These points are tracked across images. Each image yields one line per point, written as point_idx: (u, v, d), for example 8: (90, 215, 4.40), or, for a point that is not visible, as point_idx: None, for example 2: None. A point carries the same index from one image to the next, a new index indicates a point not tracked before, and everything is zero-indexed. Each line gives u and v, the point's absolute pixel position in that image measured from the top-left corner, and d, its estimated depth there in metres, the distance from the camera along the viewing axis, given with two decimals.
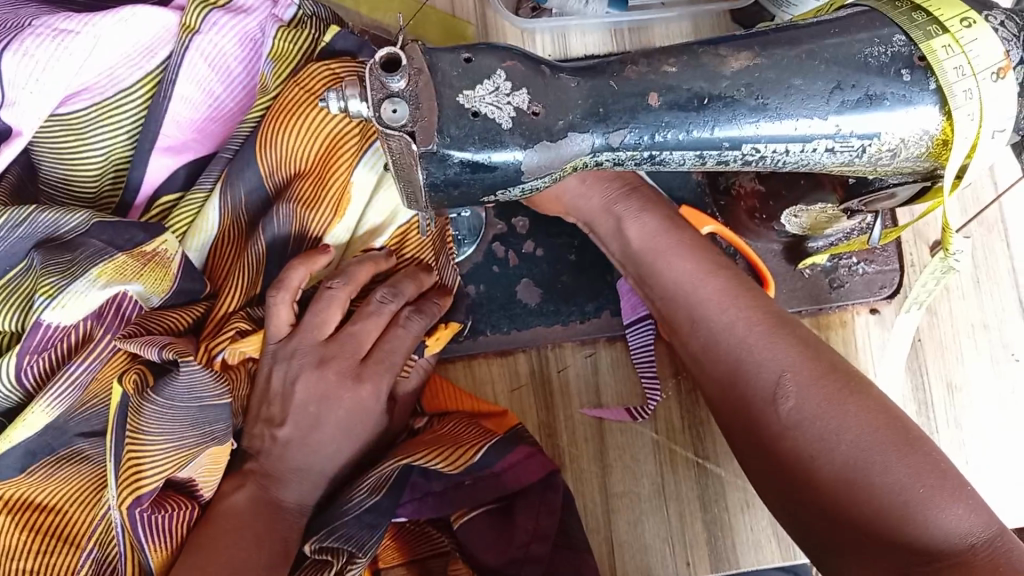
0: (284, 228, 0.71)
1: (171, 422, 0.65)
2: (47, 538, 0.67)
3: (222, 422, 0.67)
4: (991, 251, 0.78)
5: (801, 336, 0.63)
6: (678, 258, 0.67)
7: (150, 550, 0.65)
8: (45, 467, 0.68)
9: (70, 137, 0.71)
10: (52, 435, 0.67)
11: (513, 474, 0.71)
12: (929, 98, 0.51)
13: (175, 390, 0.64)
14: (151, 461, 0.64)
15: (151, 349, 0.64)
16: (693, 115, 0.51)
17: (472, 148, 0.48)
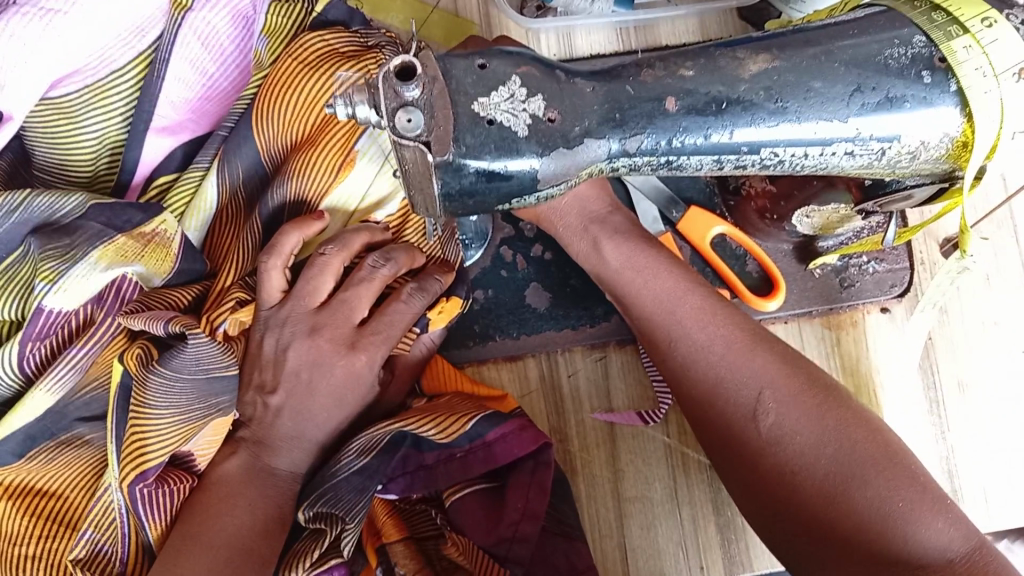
0: (279, 201, 0.70)
1: (178, 394, 0.64)
2: (47, 523, 0.68)
3: (224, 397, 0.66)
4: (1001, 250, 0.79)
5: (781, 352, 0.63)
6: (656, 276, 0.67)
7: (150, 529, 0.66)
8: (44, 453, 0.68)
9: (62, 120, 0.68)
10: (53, 420, 0.67)
11: (503, 446, 0.70)
12: (949, 99, 0.49)
13: (182, 362, 0.63)
14: (155, 436, 0.64)
15: (158, 324, 0.63)
16: (711, 120, 0.50)
17: (488, 157, 0.47)
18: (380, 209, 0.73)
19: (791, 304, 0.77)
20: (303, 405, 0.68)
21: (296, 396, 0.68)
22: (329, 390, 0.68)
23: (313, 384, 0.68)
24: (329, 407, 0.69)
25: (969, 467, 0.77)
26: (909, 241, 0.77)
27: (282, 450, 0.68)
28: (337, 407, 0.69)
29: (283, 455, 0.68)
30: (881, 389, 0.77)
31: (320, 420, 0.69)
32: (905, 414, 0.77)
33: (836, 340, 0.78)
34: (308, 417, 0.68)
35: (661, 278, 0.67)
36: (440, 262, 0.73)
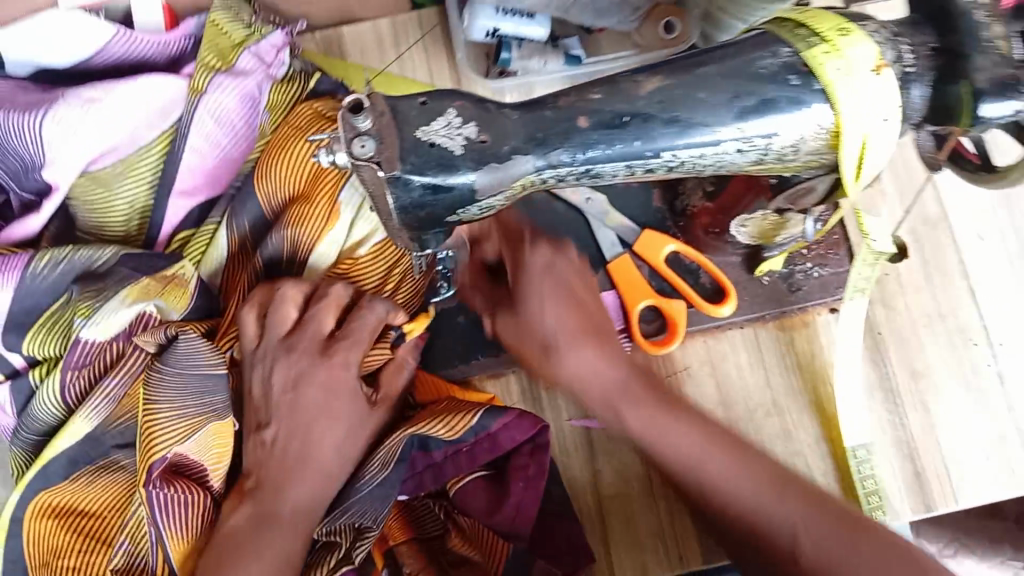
0: (277, 248, 0.80)
1: (177, 389, 0.72)
2: (85, 539, 0.75)
3: (219, 396, 0.74)
4: (939, 248, 0.85)
5: (807, 490, 0.66)
6: (670, 411, 0.70)
7: (168, 538, 0.71)
8: (86, 475, 0.77)
9: (98, 190, 0.81)
10: (91, 445, 0.77)
11: (506, 434, 0.76)
12: (818, 97, 0.59)
13: (176, 358, 0.72)
14: (163, 433, 0.71)
15: (160, 332, 0.73)
16: (617, 131, 0.60)
17: (431, 172, 0.58)
18: (361, 247, 0.81)
19: (745, 310, 0.83)
20: (307, 423, 0.74)
21: (304, 418, 0.74)
22: (327, 407, 0.74)
23: (300, 401, 0.74)
24: (333, 429, 0.74)
25: (931, 451, 0.81)
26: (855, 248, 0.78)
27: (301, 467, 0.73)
28: (337, 427, 0.74)
29: (298, 486, 0.72)
30: (834, 377, 0.82)
31: (326, 437, 0.74)
32: (858, 407, 0.81)
33: (789, 340, 0.84)
34: (316, 435, 0.74)
35: (685, 434, 0.69)
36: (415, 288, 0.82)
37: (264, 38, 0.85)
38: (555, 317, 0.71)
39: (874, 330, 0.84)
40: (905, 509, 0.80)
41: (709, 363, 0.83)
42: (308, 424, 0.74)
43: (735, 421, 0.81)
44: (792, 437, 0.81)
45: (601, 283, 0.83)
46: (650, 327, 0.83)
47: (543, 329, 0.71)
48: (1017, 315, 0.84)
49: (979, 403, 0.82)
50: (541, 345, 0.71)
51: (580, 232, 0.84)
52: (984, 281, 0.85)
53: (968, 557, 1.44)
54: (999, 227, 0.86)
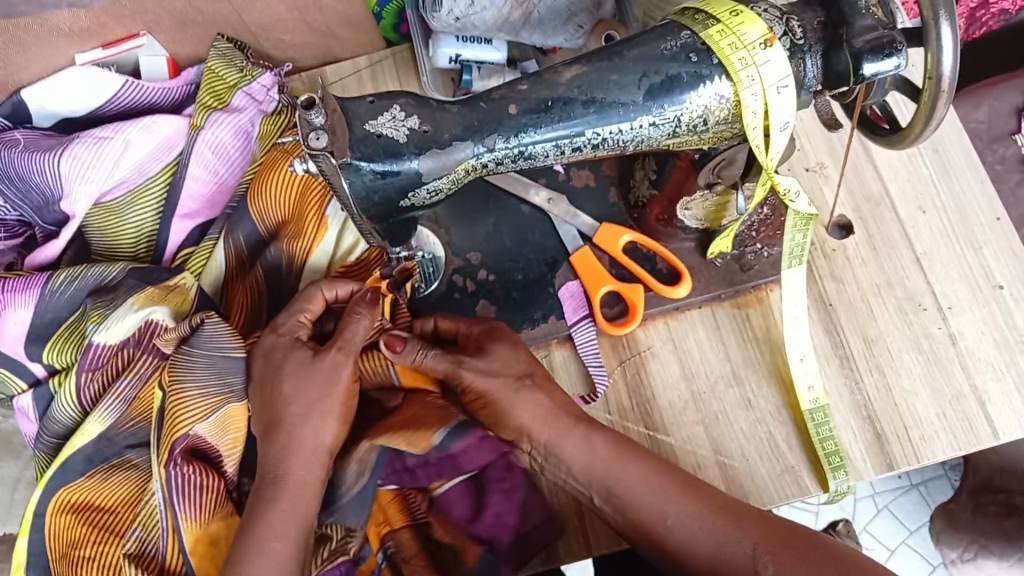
0: (276, 261, 0.88)
1: (204, 369, 0.78)
2: (100, 531, 0.80)
3: (238, 375, 0.79)
4: (883, 222, 0.91)
5: (758, 514, 0.69)
6: (630, 457, 0.73)
7: (183, 519, 0.76)
8: (100, 472, 0.82)
9: (109, 216, 0.91)
10: (104, 445, 0.82)
11: (466, 457, 0.78)
12: (716, 71, 0.66)
13: (201, 339, 0.78)
14: (185, 411, 0.77)
15: (183, 324, 0.79)
16: (543, 115, 0.68)
17: (379, 159, 0.66)
18: (349, 254, 0.89)
19: (701, 290, 0.89)
20: (267, 382, 0.76)
21: (263, 387, 0.76)
22: (281, 369, 0.75)
23: (255, 375, 0.77)
24: (289, 380, 0.74)
25: (890, 410, 0.85)
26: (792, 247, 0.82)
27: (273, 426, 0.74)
28: (290, 378, 0.74)
29: (276, 440, 0.73)
30: (786, 347, 0.87)
31: (283, 391, 0.74)
32: (813, 370, 0.86)
33: (745, 317, 0.89)
34: (279, 386, 0.75)
35: (638, 467, 0.72)
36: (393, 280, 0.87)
37: (254, 79, 0.95)
38: (526, 357, 0.78)
39: (826, 303, 0.89)
40: (869, 470, 0.83)
41: (670, 342, 0.89)
42: (265, 388, 0.76)
43: (699, 392, 0.87)
44: (753, 406, 0.86)
45: (565, 274, 0.90)
46: (612, 311, 0.90)
47: (516, 367, 0.77)
48: (964, 282, 0.89)
49: (933, 364, 0.86)
50: (519, 375, 0.77)
51: (544, 230, 0.92)
52: (931, 250, 0.90)
53: (989, 559, 1.36)
54: (939, 201, 0.92)
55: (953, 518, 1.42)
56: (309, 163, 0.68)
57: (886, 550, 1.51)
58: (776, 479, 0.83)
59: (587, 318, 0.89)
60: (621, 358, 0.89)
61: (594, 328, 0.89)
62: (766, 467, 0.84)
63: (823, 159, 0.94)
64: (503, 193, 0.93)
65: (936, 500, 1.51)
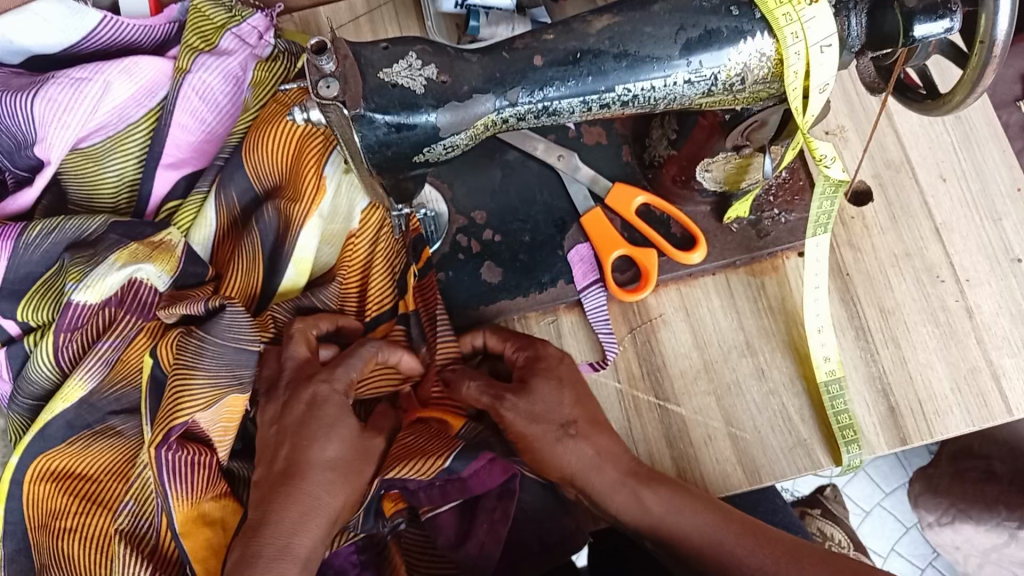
0: (272, 224, 0.82)
1: (215, 357, 0.73)
2: (82, 501, 0.76)
3: (250, 370, 0.75)
4: (902, 189, 0.89)
5: (820, 555, 0.68)
6: (696, 510, 0.71)
7: (173, 499, 0.71)
8: (81, 440, 0.77)
9: (88, 163, 0.85)
10: (87, 411, 0.77)
11: (476, 480, 0.74)
12: (758, 25, 0.61)
13: (219, 327, 0.74)
14: (192, 395, 0.72)
15: (198, 304, 0.75)
16: (570, 68, 0.63)
17: (394, 111, 0.61)
18: (352, 218, 0.83)
19: (715, 257, 0.86)
20: (298, 433, 0.70)
21: (293, 436, 0.70)
22: (318, 428, 0.70)
23: (288, 423, 0.71)
24: (333, 442, 0.69)
25: (902, 384, 0.83)
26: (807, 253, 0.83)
27: (288, 480, 0.68)
28: (330, 437, 0.69)
29: (291, 502, 0.67)
30: (803, 317, 0.84)
31: (319, 446, 0.69)
32: (825, 339, 0.83)
33: (760, 285, 0.86)
34: (306, 443, 0.69)
35: (700, 512, 0.70)
36: (384, 244, 0.84)
37: (245, 20, 0.88)
38: (572, 398, 0.74)
39: (843, 272, 0.87)
40: (881, 444, 0.82)
41: (683, 310, 0.86)
42: (301, 441, 0.69)
43: (711, 362, 0.84)
44: (766, 376, 0.84)
45: (575, 236, 0.86)
46: (624, 276, 0.86)
47: (561, 413, 0.73)
48: (984, 254, 0.87)
49: (949, 338, 0.84)
50: (559, 424, 0.72)
51: (552, 188, 0.88)
52: (950, 219, 0.88)
53: (966, 523, 1.33)
54: (959, 168, 0.89)
55: (932, 483, 1.40)
56: (313, 112, 0.63)
57: (861, 510, 1.49)
58: (788, 452, 0.81)
59: (597, 283, 0.86)
60: (631, 325, 0.86)
61: (604, 294, 0.85)
62: (777, 440, 0.81)
63: (843, 122, 0.90)
64: (509, 148, 0.88)
65: (913, 463, 1.49)
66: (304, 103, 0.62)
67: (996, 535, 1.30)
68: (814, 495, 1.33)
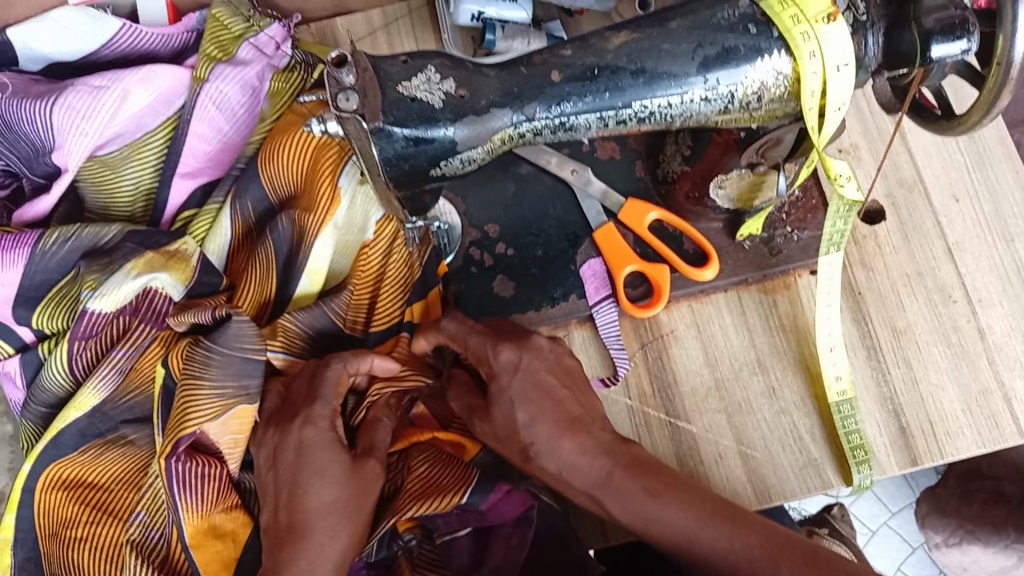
0: (286, 234, 0.82)
1: (221, 367, 0.73)
2: (94, 510, 0.76)
3: (255, 379, 0.74)
4: (915, 208, 0.89)
5: (799, 546, 0.64)
6: (671, 503, 0.67)
7: (183, 511, 0.72)
8: (93, 448, 0.77)
9: (105, 171, 0.86)
10: (100, 418, 0.77)
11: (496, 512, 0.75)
12: (775, 44, 0.62)
13: (227, 337, 0.74)
14: (197, 407, 0.72)
15: (205, 313, 0.75)
16: (588, 84, 0.64)
17: (413, 125, 0.61)
18: (366, 231, 0.84)
19: (727, 274, 0.86)
20: (293, 481, 0.69)
21: (288, 485, 0.69)
22: (307, 474, 0.69)
23: (281, 471, 0.70)
24: (322, 485, 0.68)
25: (913, 404, 0.83)
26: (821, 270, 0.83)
27: (291, 532, 0.67)
28: (322, 481, 0.69)
29: (302, 548, 0.66)
30: (814, 336, 0.84)
31: (314, 493, 0.68)
32: (836, 358, 0.83)
33: (772, 303, 0.86)
34: (301, 491, 0.68)
35: (672, 501, 0.67)
36: (397, 261, 0.84)
37: (262, 31, 0.89)
38: (527, 416, 0.72)
39: (855, 291, 0.87)
40: (893, 464, 0.81)
41: (694, 326, 0.86)
42: (295, 486, 0.69)
43: (723, 379, 0.84)
44: (777, 395, 0.83)
45: (588, 251, 0.87)
46: (636, 291, 0.86)
47: (522, 436, 0.72)
48: (996, 274, 0.87)
49: (961, 359, 0.84)
50: (520, 447, 0.72)
51: (565, 202, 0.88)
52: (962, 240, 0.88)
53: (973, 545, 1.32)
54: (972, 188, 0.90)
55: (940, 503, 1.38)
56: (330, 124, 0.63)
57: (867, 530, 1.48)
58: (798, 471, 0.81)
59: (609, 298, 0.86)
60: (642, 340, 0.86)
61: (616, 309, 0.85)
62: (787, 459, 0.81)
63: (857, 140, 0.90)
64: (522, 161, 0.88)
65: (920, 484, 1.48)
66: (322, 115, 0.63)
67: (1005, 558, 1.29)
68: (822, 514, 1.32)
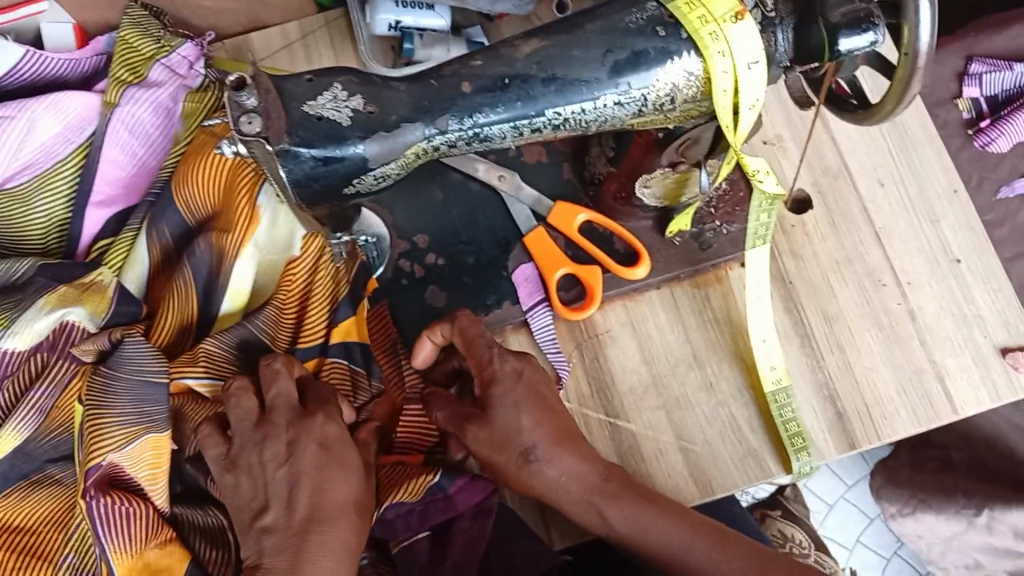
0: (205, 259, 0.80)
1: (121, 395, 0.71)
2: (19, 555, 0.72)
3: (158, 406, 0.72)
4: (841, 195, 0.90)
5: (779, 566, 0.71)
6: (668, 523, 0.71)
7: (111, 552, 0.70)
8: (17, 492, 0.75)
9: (13, 203, 0.82)
10: (23, 460, 0.75)
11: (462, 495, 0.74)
12: (684, 45, 0.61)
13: (119, 361, 0.72)
14: (104, 436, 0.70)
15: (103, 340, 0.74)
16: (499, 94, 0.63)
17: (320, 144, 0.60)
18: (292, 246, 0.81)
19: (659, 271, 0.86)
20: (313, 480, 0.68)
21: (309, 480, 0.68)
22: (331, 471, 0.68)
23: (297, 468, 0.68)
24: (343, 486, 0.68)
25: (847, 389, 0.84)
26: (748, 259, 0.84)
27: (316, 525, 0.66)
28: (347, 477, 0.69)
29: (327, 541, 0.66)
30: (749, 329, 0.84)
31: (338, 492, 0.68)
32: (770, 348, 0.83)
33: (705, 297, 0.87)
34: (328, 486, 0.68)
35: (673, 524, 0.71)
36: (324, 276, 0.81)
37: (173, 50, 0.86)
38: (531, 419, 0.71)
39: (786, 281, 0.87)
40: (831, 450, 0.82)
41: (630, 326, 0.85)
42: (314, 487, 0.67)
43: (660, 376, 0.84)
44: (714, 389, 0.84)
45: (519, 256, 0.86)
46: (569, 294, 0.86)
47: (522, 440, 0.70)
48: (924, 256, 0.88)
49: (894, 342, 0.85)
50: (520, 451, 0.70)
51: (494, 208, 0.87)
52: (889, 224, 0.89)
53: (927, 512, 1.31)
54: (897, 173, 0.91)
55: (893, 474, 1.36)
56: (240, 146, 0.61)
57: (824, 505, 1.43)
58: (739, 463, 0.81)
59: (543, 303, 0.85)
60: (578, 340, 0.85)
61: (550, 313, 0.85)
62: (728, 452, 0.82)
63: (781, 132, 0.91)
64: (450, 169, 0.87)
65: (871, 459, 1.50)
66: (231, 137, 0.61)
67: (956, 523, 1.28)
68: (774, 496, 1.32)
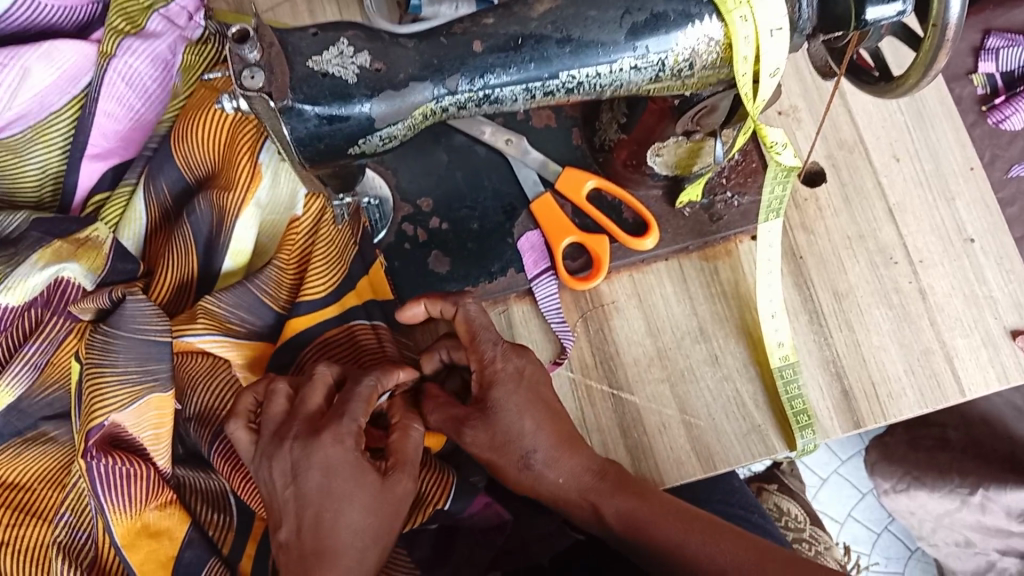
0: (205, 217, 0.78)
1: (122, 353, 0.70)
2: (14, 511, 0.71)
3: (162, 364, 0.71)
4: (855, 169, 0.88)
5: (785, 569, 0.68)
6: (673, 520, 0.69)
7: (110, 512, 0.69)
8: (11, 449, 0.74)
9: (8, 155, 0.80)
10: (17, 417, 0.74)
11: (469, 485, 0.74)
12: (705, 8, 0.59)
13: (123, 318, 0.71)
14: (105, 396, 0.69)
15: (102, 297, 0.71)
16: (512, 54, 0.60)
17: (326, 102, 0.58)
18: (294, 206, 0.80)
19: (668, 243, 0.84)
20: (320, 501, 0.62)
21: (314, 506, 0.62)
22: (344, 493, 0.62)
23: (304, 488, 0.62)
24: (354, 507, 0.62)
25: (854, 367, 0.82)
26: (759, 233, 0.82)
27: (319, 560, 0.61)
28: (355, 505, 0.62)
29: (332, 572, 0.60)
30: (756, 303, 0.83)
31: (346, 514, 0.62)
32: (776, 323, 0.82)
33: (713, 270, 0.85)
34: (340, 514, 0.62)
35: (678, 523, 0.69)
36: (327, 239, 0.80)
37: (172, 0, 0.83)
38: (535, 424, 0.70)
39: (797, 256, 0.85)
40: (837, 429, 0.81)
41: (635, 296, 0.84)
42: (324, 510, 0.62)
43: (665, 349, 0.82)
44: (719, 362, 0.82)
45: (525, 223, 0.84)
46: (575, 263, 0.84)
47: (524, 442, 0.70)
48: (937, 234, 0.86)
49: (902, 321, 0.84)
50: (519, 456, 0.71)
51: (500, 171, 0.85)
52: (903, 199, 0.87)
53: (920, 490, 1.31)
54: (913, 148, 0.88)
55: (888, 452, 1.36)
56: (240, 102, 0.59)
57: (818, 479, 1.43)
58: (742, 439, 0.81)
59: (548, 271, 0.83)
60: (583, 310, 0.84)
61: (555, 283, 0.83)
62: (731, 427, 0.81)
63: (796, 102, 0.88)
64: (455, 131, 0.85)
65: None
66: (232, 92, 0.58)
67: (949, 502, 1.28)
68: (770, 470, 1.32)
